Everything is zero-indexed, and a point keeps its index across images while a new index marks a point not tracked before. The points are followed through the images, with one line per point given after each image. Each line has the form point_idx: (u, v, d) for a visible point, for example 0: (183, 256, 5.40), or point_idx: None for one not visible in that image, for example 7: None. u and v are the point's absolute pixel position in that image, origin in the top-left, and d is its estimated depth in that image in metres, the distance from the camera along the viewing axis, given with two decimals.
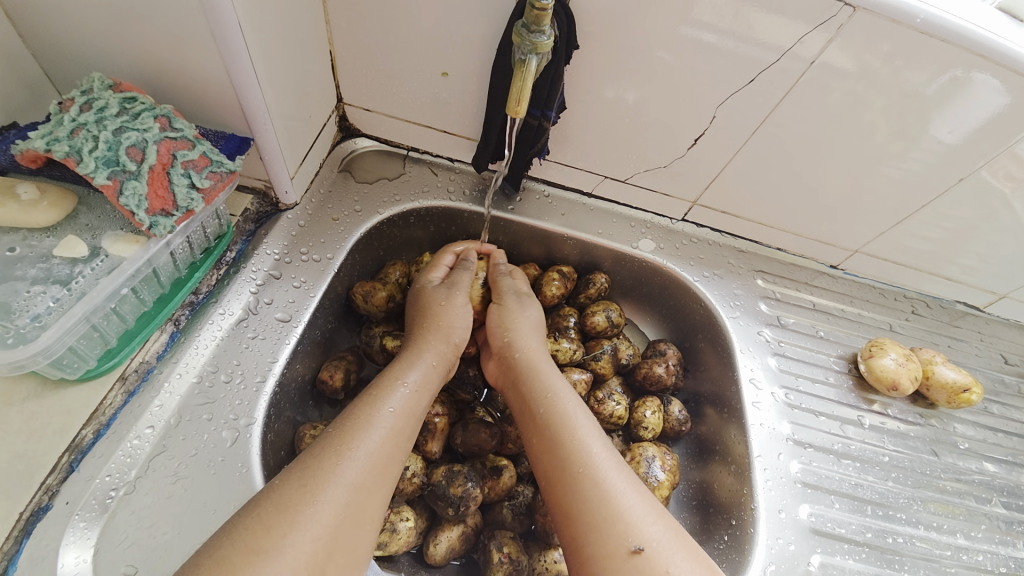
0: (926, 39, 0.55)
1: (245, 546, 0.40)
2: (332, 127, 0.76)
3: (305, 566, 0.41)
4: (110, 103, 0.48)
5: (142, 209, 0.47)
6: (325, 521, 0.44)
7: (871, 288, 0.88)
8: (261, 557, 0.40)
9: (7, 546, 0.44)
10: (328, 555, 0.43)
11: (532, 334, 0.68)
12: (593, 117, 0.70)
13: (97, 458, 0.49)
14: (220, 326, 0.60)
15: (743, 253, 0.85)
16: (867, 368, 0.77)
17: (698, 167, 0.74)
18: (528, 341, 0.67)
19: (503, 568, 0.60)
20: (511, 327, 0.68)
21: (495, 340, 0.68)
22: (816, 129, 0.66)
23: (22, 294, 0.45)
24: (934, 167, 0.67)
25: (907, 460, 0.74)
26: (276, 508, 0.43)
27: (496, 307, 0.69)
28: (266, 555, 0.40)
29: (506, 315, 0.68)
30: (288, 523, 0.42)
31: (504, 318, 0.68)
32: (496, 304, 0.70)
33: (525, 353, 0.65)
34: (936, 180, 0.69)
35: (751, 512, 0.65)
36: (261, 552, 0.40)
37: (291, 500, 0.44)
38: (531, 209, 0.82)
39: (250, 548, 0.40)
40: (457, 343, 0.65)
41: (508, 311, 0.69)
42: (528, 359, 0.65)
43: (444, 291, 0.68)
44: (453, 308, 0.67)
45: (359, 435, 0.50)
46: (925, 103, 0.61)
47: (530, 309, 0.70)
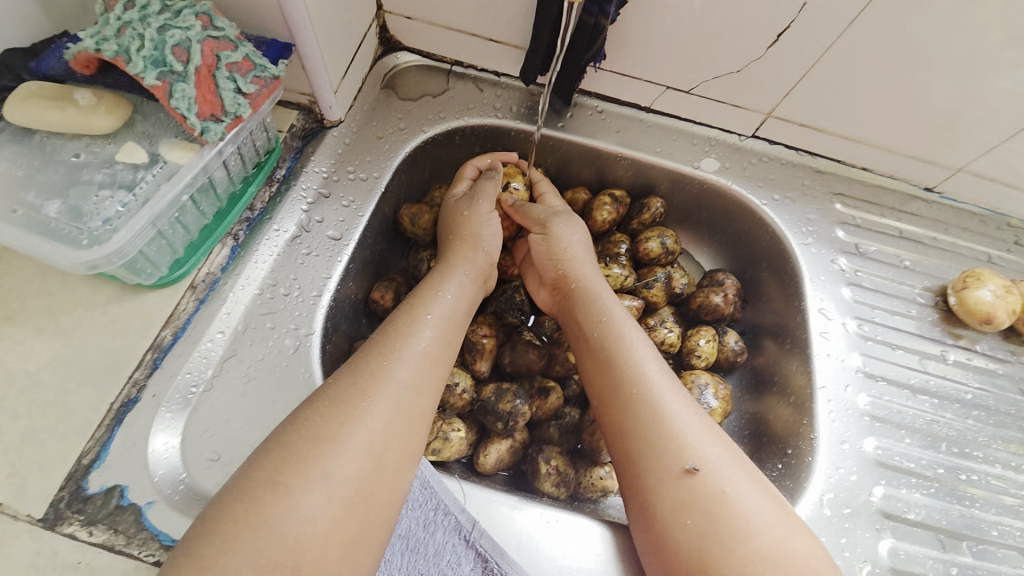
0: None
1: (307, 433, 0.43)
2: (373, 39, 0.72)
3: (364, 453, 0.43)
4: (151, 1, 0.47)
5: (193, 113, 0.46)
6: (380, 416, 0.45)
7: (972, 215, 0.77)
8: (323, 443, 0.42)
9: (102, 431, 0.49)
10: (384, 445, 0.45)
11: (585, 257, 0.65)
12: (658, 18, 0.62)
13: (177, 356, 0.53)
14: (277, 242, 0.61)
15: (822, 173, 0.76)
16: (958, 301, 0.69)
17: (778, 72, 0.64)
18: (580, 269, 0.64)
19: (550, 479, 0.62)
20: (562, 256, 0.64)
21: (546, 270, 0.66)
22: (930, 17, 0.55)
23: (92, 199, 0.47)
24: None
25: (991, 399, 0.67)
26: (334, 403, 0.45)
27: (540, 236, 0.65)
28: (327, 441, 0.43)
29: (554, 244, 0.64)
30: (344, 414, 0.44)
31: (551, 246, 0.65)
32: (539, 233, 0.66)
33: (580, 281, 0.63)
34: None
35: (810, 442, 0.62)
36: (322, 437, 0.43)
37: (346, 396, 0.46)
38: (583, 126, 0.76)
39: (311, 435, 0.43)
40: (489, 252, 0.64)
41: (556, 240, 0.65)
42: (583, 285, 0.63)
43: (467, 200, 0.65)
44: (477, 219, 0.64)
45: (403, 339, 0.51)
46: None
47: (569, 229, 0.66)
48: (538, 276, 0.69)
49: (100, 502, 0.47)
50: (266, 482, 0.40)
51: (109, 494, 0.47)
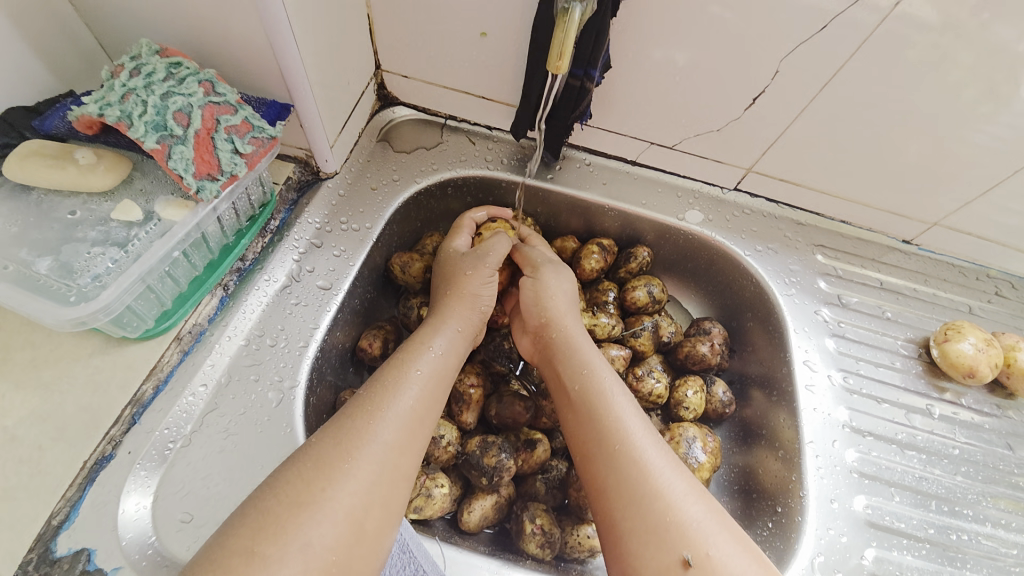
0: None
1: (287, 499, 0.42)
2: (370, 96, 0.75)
3: (344, 520, 0.42)
4: (157, 69, 0.49)
5: (189, 172, 0.48)
6: (364, 478, 0.45)
7: (949, 266, 0.79)
8: (303, 509, 0.41)
9: (73, 491, 0.48)
10: (366, 511, 0.44)
11: (569, 305, 0.66)
12: (639, 80, 0.65)
13: (157, 411, 0.52)
14: (266, 292, 0.61)
15: (802, 226, 0.78)
16: (941, 353, 0.70)
17: (756, 130, 0.68)
18: (564, 315, 0.64)
19: (535, 539, 0.60)
20: (546, 301, 0.65)
21: (530, 318, 0.66)
22: (892, 88, 0.58)
23: (84, 255, 0.48)
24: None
25: (978, 454, 0.67)
26: (315, 464, 0.44)
27: (531, 279, 0.66)
28: (308, 507, 0.42)
29: (542, 288, 0.65)
30: (326, 478, 0.44)
31: (539, 292, 0.65)
32: (531, 277, 0.67)
33: (563, 331, 0.63)
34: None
35: (800, 500, 0.62)
36: (304, 502, 0.42)
37: (329, 457, 0.45)
38: (571, 178, 0.78)
39: (292, 500, 0.42)
40: (484, 310, 0.64)
41: (543, 285, 0.66)
42: (565, 335, 0.63)
43: (474, 258, 0.65)
44: (480, 278, 0.64)
45: (391, 397, 0.51)
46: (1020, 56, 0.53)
47: (562, 279, 0.66)
48: (522, 324, 0.69)
49: (66, 566, 0.45)
50: (241, 551, 0.38)
51: (76, 556, 0.46)
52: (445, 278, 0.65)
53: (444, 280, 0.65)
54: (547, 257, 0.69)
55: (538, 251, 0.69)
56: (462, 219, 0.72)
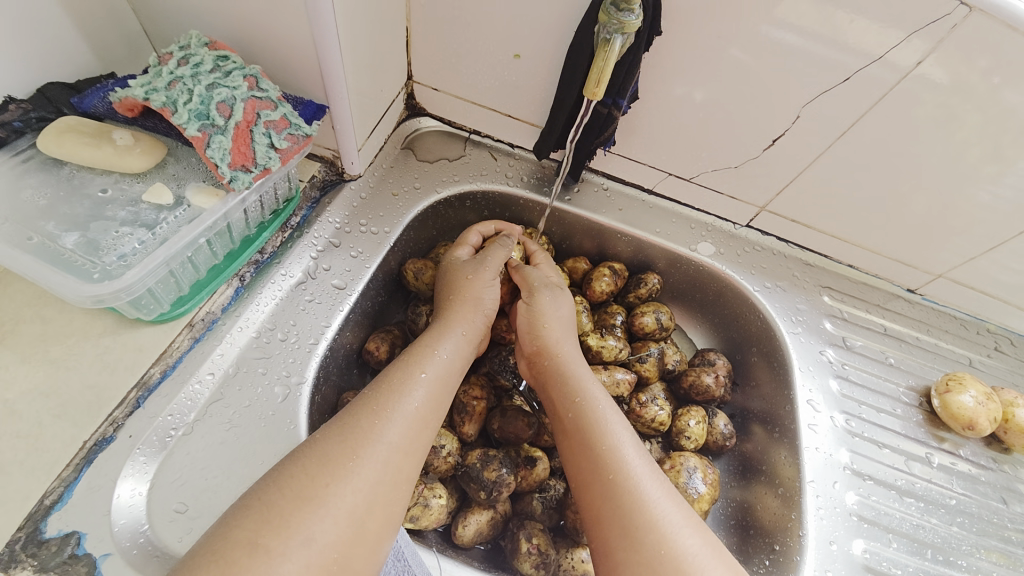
0: None
1: (291, 493, 0.41)
2: (399, 105, 0.77)
3: (347, 518, 0.42)
4: (205, 60, 0.51)
5: (225, 162, 0.49)
6: (368, 478, 0.44)
7: (951, 317, 0.80)
8: (307, 504, 0.41)
9: (69, 471, 0.47)
10: (368, 511, 0.43)
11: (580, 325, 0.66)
12: (664, 113, 0.67)
13: (162, 397, 0.52)
14: (281, 287, 0.61)
15: (810, 266, 0.80)
16: (941, 403, 0.70)
17: (772, 170, 0.70)
18: (557, 340, 0.64)
19: (530, 559, 0.60)
20: (541, 327, 0.65)
21: (525, 343, 0.66)
22: (905, 141, 0.61)
23: (111, 233, 0.48)
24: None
25: (974, 506, 0.67)
26: (320, 460, 0.44)
27: (525, 305, 0.66)
28: (311, 502, 0.41)
29: (536, 316, 0.65)
30: (331, 474, 0.43)
31: (533, 319, 0.65)
32: (526, 300, 0.67)
33: (554, 357, 0.63)
34: None
35: (798, 540, 0.61)
36: (309, 497, 0.41)
37: (333, 454, 0.45)
38: (588, 201, 0.80)
39: (296, 494, 0.41)
40: (488, 315, 0.65)
41: (538, 312, 0.66)
42: (557, 363, 0.63)
43: (475, 265, 0.66)
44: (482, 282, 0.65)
45: (396, 397, 0.51)
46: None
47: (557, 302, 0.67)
48: (517, 347, 0.69)
49: (54, 548, 0.44)
50: (244, 542, 0.38)
51: (65, 540, 0.45)
52: (448, 286, 0.66)
53: (446, 285, 0.66)
54: (546, 279, 0.69)
55: (538, 273, 0.69)
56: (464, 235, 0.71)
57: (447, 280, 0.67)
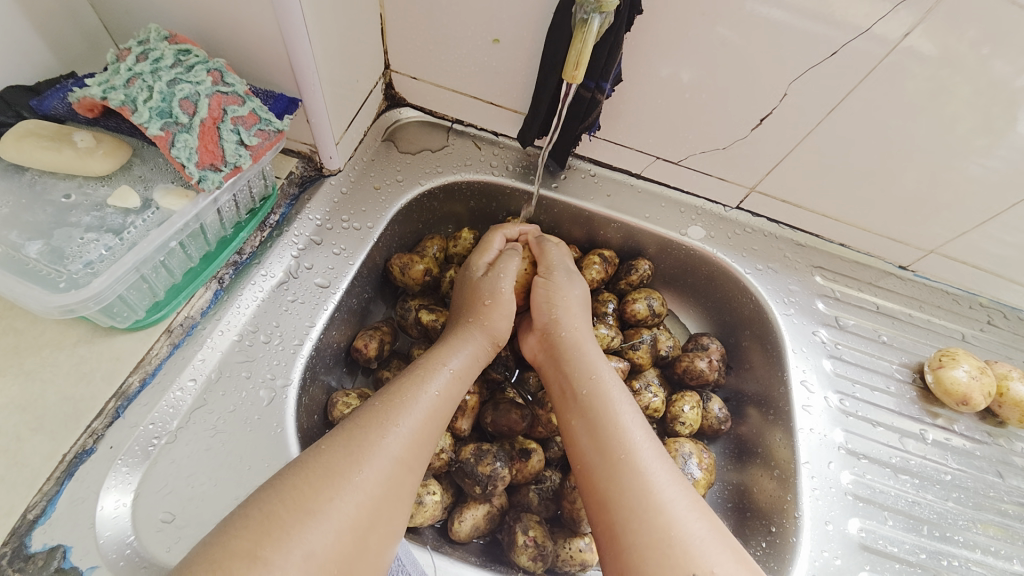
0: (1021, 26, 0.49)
1: (293, 504, 0.40)
2: (378, 96, 0.74)
3: (348, 530, 0.41)
4: (165, 54, 0.48)
5: (192, 162, 0.47)
6: (372, 490, 0.44)
7: (944, 293, 0.80)
8: (309, 517, 0.40)
9: (49, 486, 0.46)
10: (370, 525, 0.43)
11: (577, 312, 0.65)
12: (649, 95, 0.65)
13: (142, 406, 0.51)
14: (262, 287, 0.60)
15: (802, 246, 0.79)
16: (935, 379, 0.70)
17: (762, 150, 0.68)
18: (572, 321, 0.64)
19: (527, 552, 0.59)
20: (558, 304, 0.65)
21: (540, 317, 0.65)
22: (894, 116, 0.59)
23: (76, 240, 0.46)
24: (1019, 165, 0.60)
25: (969, 480, 0.68)
26: (325, 472, 0.43)
27: (544, 283, 0.66)
28: (313, 514, 0.40)
29: (555, 293, 0.65)
30: (334, 486, 0.42)
31: (551, 295, 0.65)
32: (543, 278, 0.67)
33: (570, 332, 0.63)
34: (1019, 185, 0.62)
35: (794, 521, 0.61)
36: (310, 509, 0.40)
37: (339, 466, 0.44)
38: (576, 188, 0.78)
39: (298, 506, 0.40)
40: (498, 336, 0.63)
41: (556, 288, 0.66)
42: (573, 340, 0.62)
43: (493, 286, 0.64)
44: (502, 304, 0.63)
45: (405, 411, 0.50)
46: (1014, 94, 0.54)
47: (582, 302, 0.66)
48: (529, 324, 0.68)
49: (40, 563, 0.43)
50: (244, 554, 0.37)
51: (51, 553, 0.44)
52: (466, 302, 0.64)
53: (467, 303, 0.64)
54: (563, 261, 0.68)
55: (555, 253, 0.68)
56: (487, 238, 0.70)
57: (463, 299, 0.66)
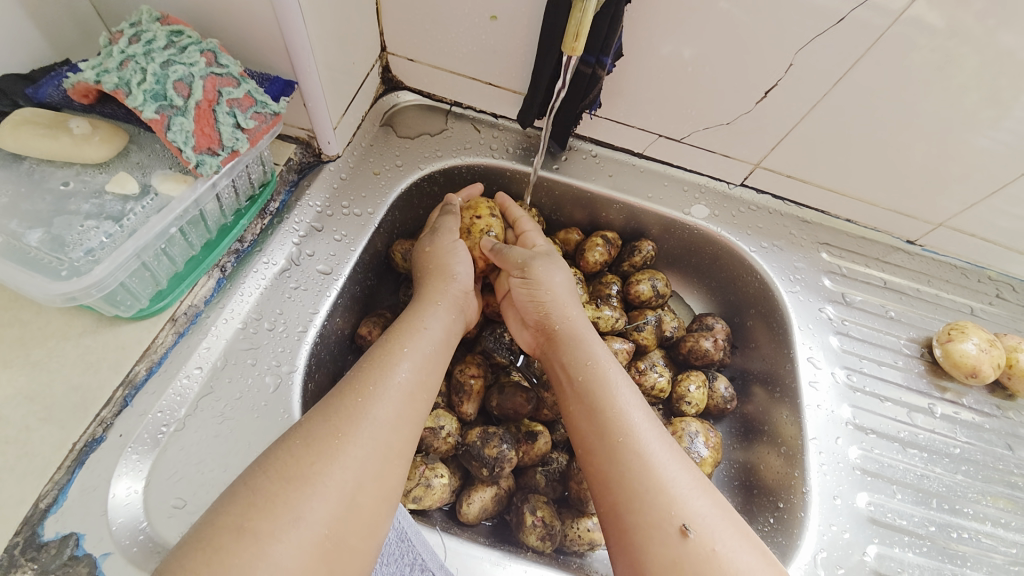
0: None
1: (276, 474, 0.41)
2: (374, 79, 0.73)
3: (336, 496, 0.41)
4: (158, 36, 0.48)
5: (189, 146, 0.47)
6: (356, 453, 0.44)
7: (952, 267, 0.79)
8: (295, 483, 0.41)
9: (61, 474, 0.46)
10: (357, 488, 0.43)
11: (564, 290, 0.65)
12: (650, 71, 0.64)
13: (149, 394, 0.51)
14: (264, 275, 0.60)
15: (808, 223, 0.78)
16: (943, 353, 0.70)
17: (766, 125, 0.67)
18: (566, 310, 0.63)
19: (535, 532, 0.60)
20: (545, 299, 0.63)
21: (528, 314, 0.65)
22: (900, 88, 0.58)
23: (76, 228, 0.46)
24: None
25: (978, 453, 0.67)
26: (305, 440, 0.43)
27: (523, 284, 0.64)
28: (300, 482, 0.41)
29: (537, 290, 0.63)
30: (317, 453, 0.43)
31: (534, 291, 0.64)
32: (521, 278, 0.64)
33: (564, 322, 0.62)
34: None
35: (802, 496, 0.61)
36: (294, 477, 0.41)
37: (317, 432, 0.44)
38: (577, 169, 0.77)
39: (283, 476, 0.41)
40: (465, 286, 0.64)
41: (537, 283, 0.63)
42: (569, 325, 0.62)
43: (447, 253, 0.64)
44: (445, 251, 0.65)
45: (376, 372, 0.50)
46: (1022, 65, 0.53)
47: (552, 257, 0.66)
48: (519, 317, 0.67)
49: (54, 551, 0.44)
50: (231, 527, 0.37)
51: (64, 541, 0.44)
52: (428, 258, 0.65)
53: (422, 257, 0.65)
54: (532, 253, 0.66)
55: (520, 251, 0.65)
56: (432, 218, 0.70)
57: (422, 256, 0.66)
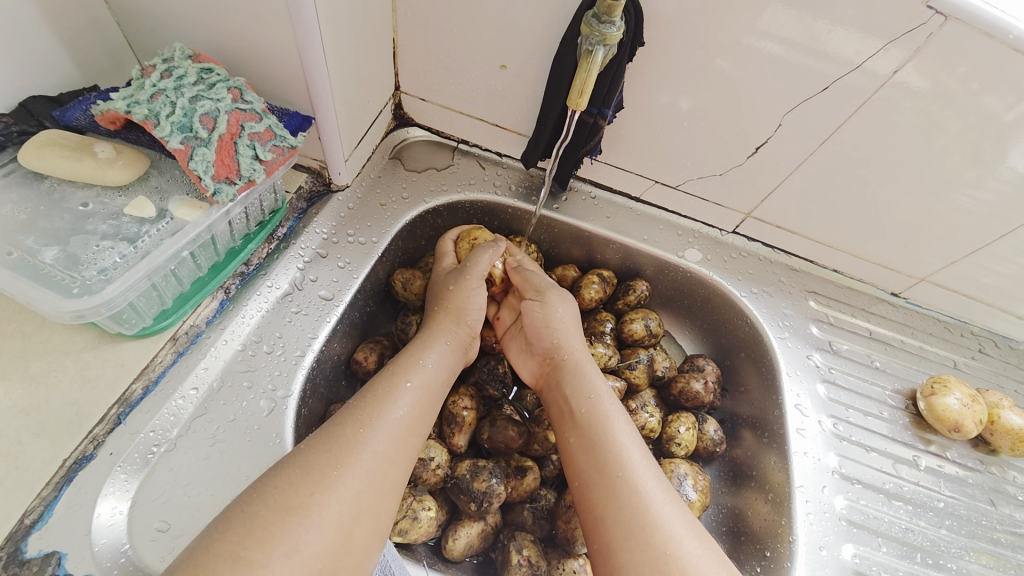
0: (1009, 61, 0.51)
1: (275, 503, 0.41)
2: (387, 115, 0.77)
3: (332, 527, 0.42)
4: (188, 72, 0.51)
5: (209, 175, 0.49)
6: (353, 487, 0.45)
7: (935, 320, 0.82)
8: (292, 513, 0.41)
9: (48, 490, 0.46)
10: (354, 521, 0.44)
11: (574, 329, 0.66)
12: (649, 122, 0.68)
13: (143, 413, 0.51)
14: (267, 298, 0.61)
15: (796, 271, 0.81)
16: (927, 406, 0.71)
17: (758, 176, 0.70)
18: (571, 339, 0.65)
19: (521, 571, 0.60)
20: (557, 325, 0.65)
21: (538, 343, 0.66)
22: (884, 148, 0.62)
23: (92, 248, 0.47)
24: (1008, 197, 0.63)
25: (962, 508, 0.68)
26: (305, 469, 0.44)
27: (539, 304, 0.65)
28: (296, 512, 0.41)
29: (551, 313, 0.65)
30: (316, 483, 0.43)
31: (548, 316, 0.65)
32: (536, 300, 0.66)
33: (570, 351, 0.64)
34: (1008, 215, 0.65)
35: (789, 545, 0.61)
36: (291, 507, 0.41)
37: (319, 463, 0.45)
38: (576, 209, 0.80)
39: (287, 509, 0.41)
40: (472, 326, 0.64)
41: (552, 308, 0.65)
42: (575, 359, 0.63)
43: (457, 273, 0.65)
44: (463, 292, 0.64)
45: (381, 407, 0.50)
46: (1001, 130, 0.57)
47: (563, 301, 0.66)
48: (527, 347, 0.68)
49: (35, 569, 0.43)
50: (226, 555, 0.38)
51: (46, 560, 0.44)
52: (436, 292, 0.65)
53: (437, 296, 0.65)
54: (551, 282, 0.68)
55: (541, 276, 0.68)
56: (439, 244, 0.71)
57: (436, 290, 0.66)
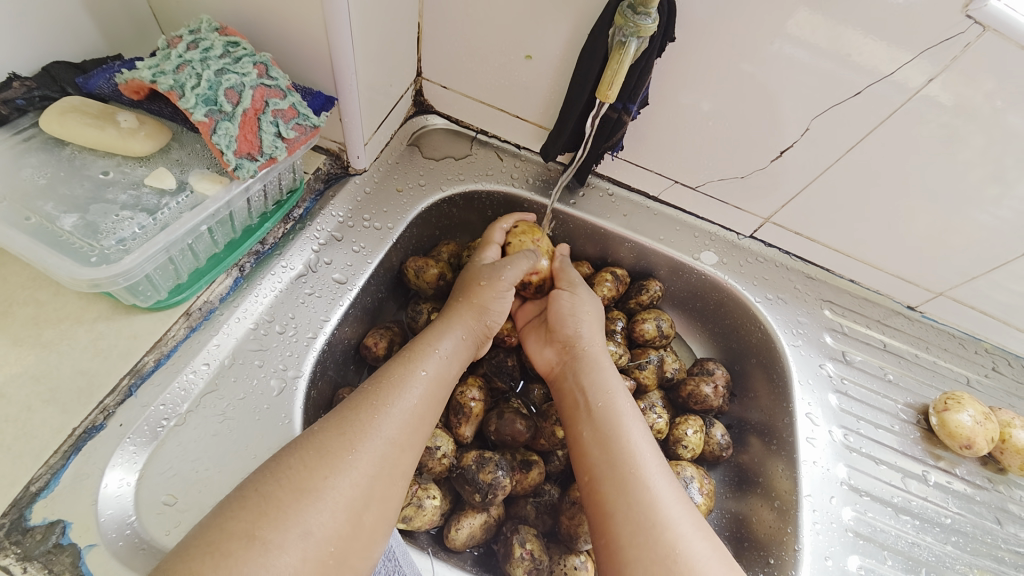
0: None
1: (289, 483, 0.41)
2: (407, 101, 0.76)
3: (344, 510, 0.42)
4: (214, 45, 0.50)
5: (231, 150, 0.49)
6: (366, 471, 0.44)
7: (949, 336, 0.81)
8: (304, 496, 0.41)
9: (57, 458, 0.46)
10: (365, 505, 0.43)
11: (597, 326, 0.66)
12: (671, 122, 0.67)
13: (154, 386, 0.51)
14: (281, 278, 0.61)
15: (812, 279, 0.80)
16: (939, 422, 0.70)
17: (779, 182, 0.69)
18: (593, 335, 0.65)
19: (523, 564, 0.59)
20: (581, 317, 0.66)
21: (562, 331, 0.66)
22: (908, 160, 0.61)
23: (111, 217, 0.47)
24: None
25: (969, 525, 0.67)
26: (320, 452, 0.44)
27: (568, 293, 0.67)
28: (308, 495, 0.41)
29: (579, 302, 0.66)
30: (329, 466, 0.43)
31: (577, 304, 0.66)
32: (567, 291, 0.68)
33: (591, 346, 0.63)
34: None
35: (794, 554, 0.61)
36: (305, 489, 0.41)
37: (334, 447, 0.44)
38: (593, 205, 0.79)
39: (295, 487, 0.41)
40: (489, 325, 0.63)
41: (582, 299, 0.67)
42: (589, 354, 0.62)
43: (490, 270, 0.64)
44: (493, 289, 0.63)
45: (396, 393, 0.50)
46: None
47: (591, 304, 0.67)
48: (545, 336, 0.68)
49: (39, 536, 0.44)
50: (241, 535, 0.38)
51: (51, 528, 0.44)
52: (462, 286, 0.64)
53: (461, 287, 0.64)
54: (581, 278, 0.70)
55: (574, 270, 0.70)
56: (490, 231, 0.69)
57: (463, 282, 0.65)
